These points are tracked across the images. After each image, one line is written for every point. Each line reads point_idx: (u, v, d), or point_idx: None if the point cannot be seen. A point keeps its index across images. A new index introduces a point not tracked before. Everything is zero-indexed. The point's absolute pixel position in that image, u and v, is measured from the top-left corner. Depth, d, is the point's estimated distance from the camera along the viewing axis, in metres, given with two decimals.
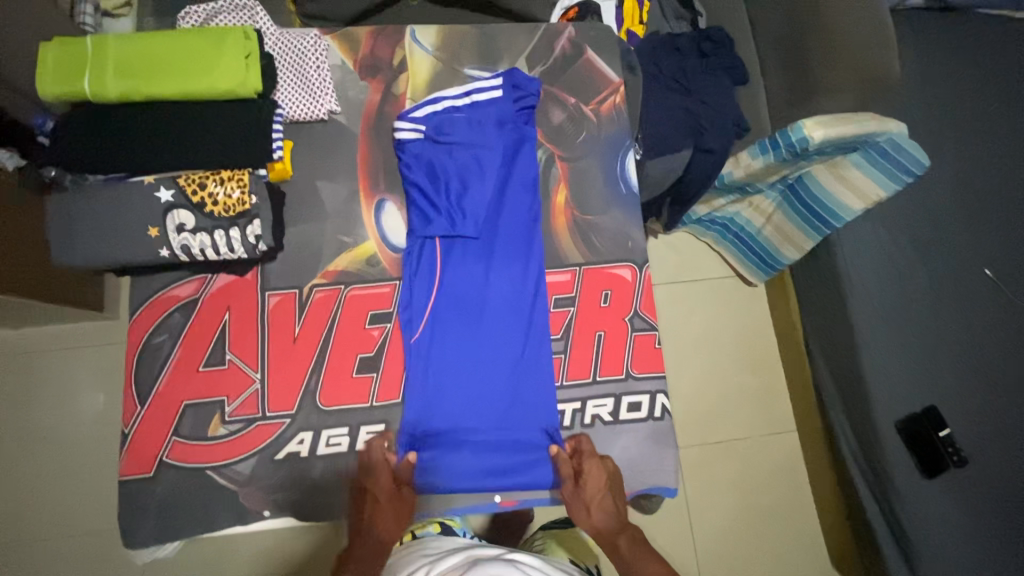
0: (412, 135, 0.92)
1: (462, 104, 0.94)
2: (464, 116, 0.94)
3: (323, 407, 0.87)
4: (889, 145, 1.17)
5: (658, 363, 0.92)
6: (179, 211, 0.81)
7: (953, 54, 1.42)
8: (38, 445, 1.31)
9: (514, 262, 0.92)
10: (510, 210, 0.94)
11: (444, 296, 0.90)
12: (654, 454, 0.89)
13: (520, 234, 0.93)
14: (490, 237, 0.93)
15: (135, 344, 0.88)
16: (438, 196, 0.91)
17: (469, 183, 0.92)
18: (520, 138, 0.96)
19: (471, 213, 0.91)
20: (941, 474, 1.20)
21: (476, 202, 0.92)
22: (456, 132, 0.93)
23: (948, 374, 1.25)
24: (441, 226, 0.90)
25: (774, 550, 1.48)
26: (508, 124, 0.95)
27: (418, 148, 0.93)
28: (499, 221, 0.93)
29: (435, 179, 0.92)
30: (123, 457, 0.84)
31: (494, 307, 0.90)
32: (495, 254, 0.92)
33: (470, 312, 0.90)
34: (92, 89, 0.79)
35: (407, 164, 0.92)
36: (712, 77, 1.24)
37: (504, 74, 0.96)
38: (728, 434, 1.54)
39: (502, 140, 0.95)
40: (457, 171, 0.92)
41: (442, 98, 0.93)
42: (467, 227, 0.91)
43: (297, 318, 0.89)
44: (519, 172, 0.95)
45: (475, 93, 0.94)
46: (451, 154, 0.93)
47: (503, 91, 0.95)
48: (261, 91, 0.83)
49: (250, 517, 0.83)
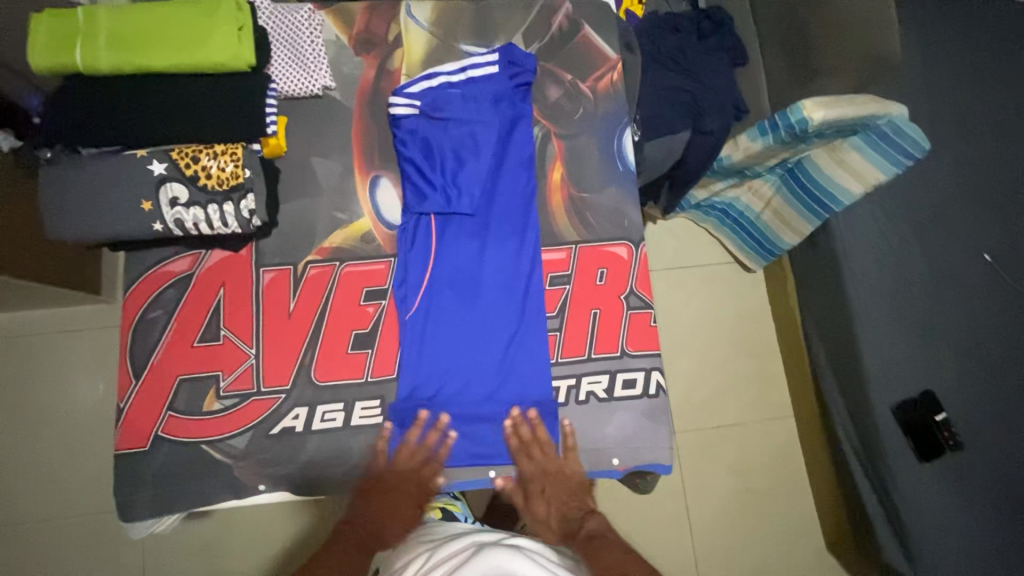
0: (407, 110, 0.92)
1: (457, 80, 0.94)
2: (459, 92, 0.94)
3: (318, 382, 0.87)
4: (889, 128, 1.14)
5: (653, 340, 0.91)
6: (172, 184, 0.81)
7: (957, 35, 1.41)
8: (38, 425, 1.31)
9: (509, 238, 0.92)
10: (505, 187, 0.94)
11: (439, 272, 0.90)
12: (649, 432, 0.89)
13: (515, 211, 0.93)
14: (485, 214, 0.92)
15: (130, 319, 0.88)
16: (433, 172, 0.91)
17: (464, 159, 0.92)
18: (516, 115, 0.95)
19: (466, 189, 0.91)
20: (937, 459, 1.20)
21: (471, 177, 0.92)
22: (451, 108, 0.93)
23: (946, 357, 1.25)
24: (436, 202, 0.90)
25: (769, 533, 1.49)
26: (504, 101, 0.95)
27: (413, 124, 0.92)
28: (495, 198, 0.93)
29: (430, 156, 0.92)
30: (119, 432, 0.84)
31: (489, 284, 0.90)
32: (491, 230, 0.92)
33: (465, 288, 0.90)
34: (84, 62, 0.78)
35: (402, 140, 0.92)
36: (712, 57, 1.23)
37: (501, 50, 0.95)
38: (724, 417, 1.55)
39: (498, 117, 0.94)
40: (453, 148, 0.92)
41: (438, 74, 0.93)
42: (462, 204, 0.91)
43: (292, 294, 0.89)
44: (515, 149, 0.95)
45: (470, 69, 0.94)
46: (446, 130, 0.93)
47: (499, 67, 0.95)
48: (254, 64, 0.82)
49: (245, 491, 0.84)
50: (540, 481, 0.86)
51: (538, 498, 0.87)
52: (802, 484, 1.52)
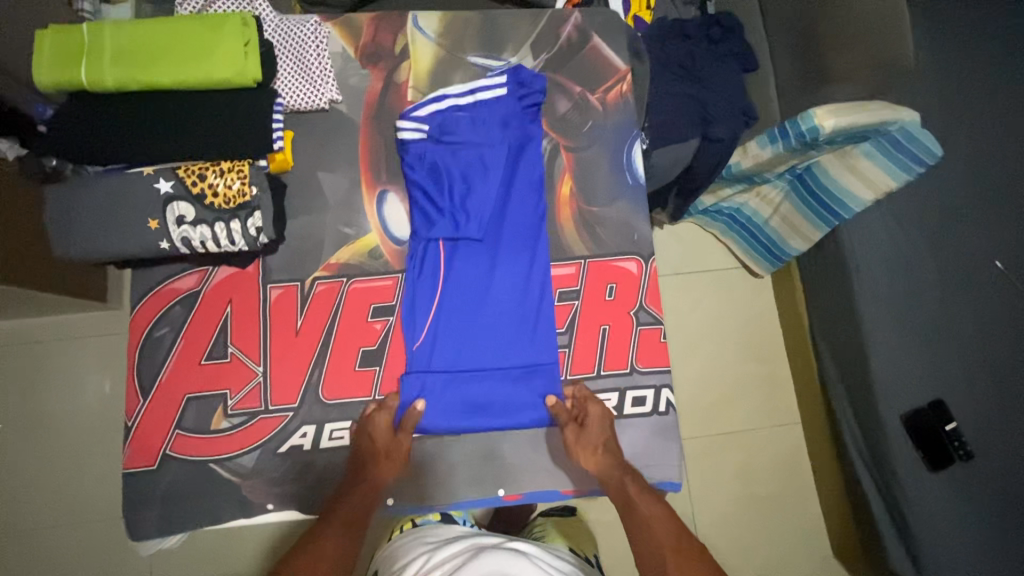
0: (415, 135, 0.91)
1: (465, 102, 0.92)
2: (467, 115, 0.92)
3: (326, 400, 0.87)
4: (901, 134, 1.15)
5: (663, 357, 0.91)
6: (179, 203, 0.80)
7: (969, 38, 1.38)
8: (45, 433, 1.31)
9: (518, 261, 0.91)
10: (514, 211, 0.92)
11: (450, 297, 0.89)
12: (658, 449, 0.89)
13: (525, 232, 0.92)
14: (496, 237, 0.91)
15: (137, 336, 0.88)
16: (442, 197, 0.91)
17: (473, 184, 0.91)
18: (525, 136, 0.94)
19: (475, 214, 0.90)
20: (945, 468, 1.19)
21: (480, 201, 0.91)
22: (459, 132, 0.92)
23: (957, 367, 1.24)
24: (444, 228, 0.90)
25: (775, 540, 1.48)
26: (513, 122, 0.93)
27: (421, 148, 0.91)
28: (505, 221, 0.92)
29: (438, 180, 0.91)
30: (127, 450, 0.84)
31: (498, 308, 0.89)
32: (501, 254, 0.91)
33: (475, 312, 0.89)
34: (89, 78, 0.77)
35: (410, 164, 0.91)
36: (721, 64, 1.22)
37: (509, 71, 0.93)
38: (733, 425, 1.54)
39: (507, 140, 0.93)
40: (461, 172, 0.92)
41: (445, 96, 0.91)
42: (471, 229, 0.90)
43: (300, 311, 0.89)
44: (524, 171, 0.93)
45: (479, 91, 0.92)
46: (454, 154, 0.92)
47: (508, 89, 0.93)
48: (261, 80, 0.81)
49: (253, 509, 0.83)
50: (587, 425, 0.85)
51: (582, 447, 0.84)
52: (808, 490, 1.52)
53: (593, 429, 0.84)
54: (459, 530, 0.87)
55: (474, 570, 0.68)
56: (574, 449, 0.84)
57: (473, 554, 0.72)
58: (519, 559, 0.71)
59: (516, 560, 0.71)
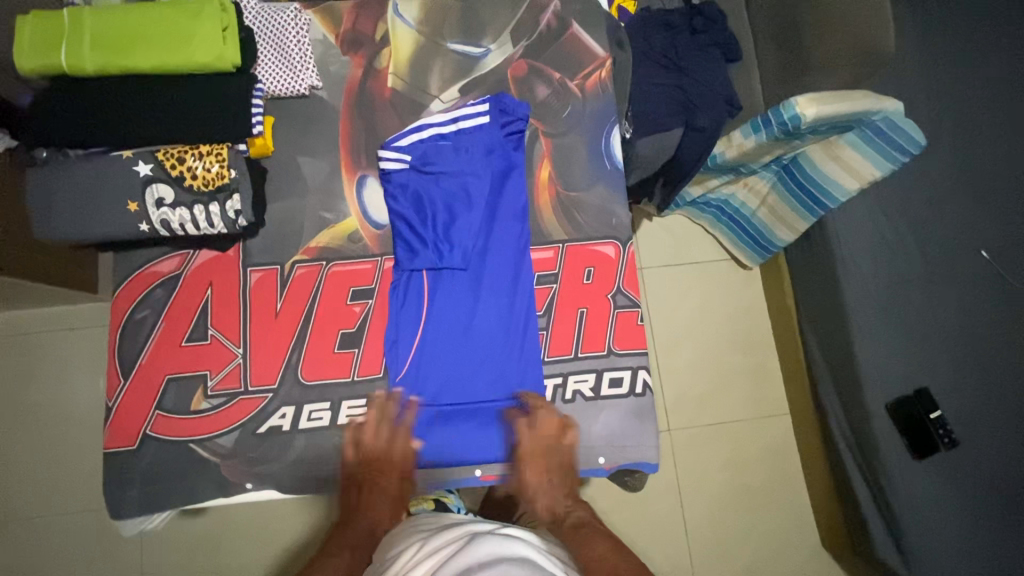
0: (397, 165, 0.92)
1: (448, 131, 0.93)
2: (450, 144, 0.93)
3: (305, 381, 0.88)
4: (885, 123, 1.16)
5: (641, 339, 0.92)
6: (158, 185, 0.82)
7: (955, 29, 1.39)
8: (37, 421, 1.33)
9: (504, 289, 0.90)
10: (498, 241, 0.91)
11: (434, 326, 0.88)
12: (634, 430, 0.90)
13: (509, 260, 0.91)
14: (481, 267, 0.91)
15: (119, 318, 0.89)
16: (425, 228, 0.90)
17: (456, 214, 0.91)
18: (508, 165, 0.94)
19: (459, 244, 0.90)
20: (931, 456, 1.20)
21: (464, 231, 0.90)
22: (442, 161, 0.92)
23: (941, 356, 1.23)
24: (428, 258, 0.89)
25: (762, 529, 1.49)
26: (496, 150, 0.93)
27: (404, 177, 0.92)
28: (488, 251, 0.91)
29: (421, 211, 0.91)
30: (107, 430, 0.85)
31: (480, 338, 0.89)
32: (485, 283, 0.90)
33: (459, 340, 0.89)
34: (69, 62, 0.79)
35: (393, 194, 0.92)
36: (704, 54, 1.22)
37: (492, 99, 0.94)
38: (720, 415, 1.54)
39: (490, 168, 0.93)
40: (444, 202, 0.91)
41: (427, 126, 0.92)
42: (455, 258, 0.90)
43: (279, 293, 0.90)
44: (508, 201, 0.93)
45: (462, 119, 0.93)
46: (437, 183, 0.92)
47: (491, 116, 0.93)
48: (239, 65, 0.82)
49: (232, 489, 0.84)
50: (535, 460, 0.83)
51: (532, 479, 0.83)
52: (796, 480, 1.52)
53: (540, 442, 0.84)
54: (453, 517, 0.86)
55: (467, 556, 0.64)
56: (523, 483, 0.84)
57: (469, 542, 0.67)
58: (513, 541, 0.67)
59: (511, 542, 0.67)
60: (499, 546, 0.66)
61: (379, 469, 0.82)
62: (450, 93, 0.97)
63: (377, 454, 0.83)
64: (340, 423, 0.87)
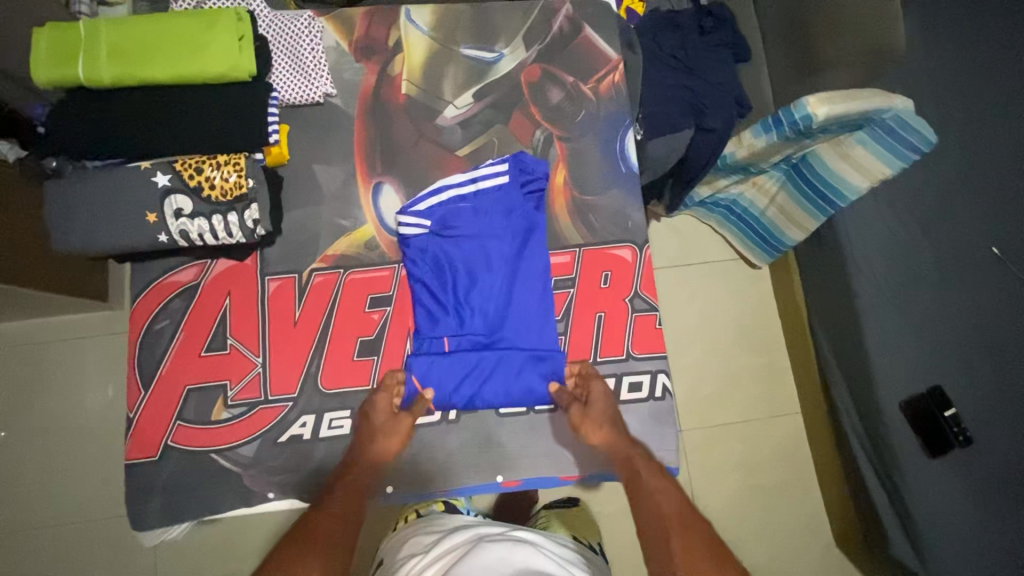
0: (417, 230, 0.89)
1: (467, 192, 0.89)
2: (470, 206, 0.89)
3: (324, 390, 0.88)
4: (895, 122, 1.14)
5: (659, 342, 0.92)
6: (176, 196, 0.81)
7: (963, 23, 1.38)
8: (48, 431, 1.33)
9: (525, 350, 0.87)
10: (519, 304, 0.88)
11: (440, 391, 0.85)
12: (654, 434, 0.90)
13: (533, 322, 0.88)
14: (503, 334, 0.87)
15: (138, 329, 0.89)
16: (445, 293, 0.88)
17: (477, 276, 0.87)
18: (531, 226, 0.91)
19: (479, 309, 0.87)
20: (946, 454, 1.18)
21: (484, 295, 0.87)
22: (462, 224, 0.89)
23: (955, 354, 1.22)
24: (448, 326, 0.87)
25: (775, 530, 1.48)
26: (516, 210, 0.90)
27: (423, 242, 0.89)
28: (509, 314, 0.87)
29: (442, 277, 0.88)
30: (129, 442, 0.85)
31: (501, 400, 0.86)
32: (507, 348, 0.86)
33: (478, 403, 0.86)
34: (85, 74, 0.79)
35: (413, 260, 0.89)
36: (715, 54, 1.21)
37: (511, 157, 0.90)
38: (733, 416, 1.54)
39: (511, 229, 0.89)
40: (465, 265, 0.88)
41: (447, 187, 0.89)
42: (476, 324, 0.87)
43: (297, 302, 0.90)
44: (528, 263, 0.89)
45: (481, 179, 0.89)
46: (457, 247, 0.88)
47: (510, 175, 0.90)
48: (255, 74, 0.82)
49: (254, 498, 0.84)
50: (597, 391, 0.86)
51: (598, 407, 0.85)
52: (809, 479, 1.52)
53: (598, 403, 0.86)
54: (464, 520, 0.87)
55: (472, 564, 0.68)
56: (582, 425, 0.85)
57: (472, 548, 0.72)
58: (524, 547, 0.71)
59: (519, 550, 0.70)
60: (508, 553, 0.70)
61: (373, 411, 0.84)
62: (463, 99, 0.97)
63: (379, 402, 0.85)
64: None
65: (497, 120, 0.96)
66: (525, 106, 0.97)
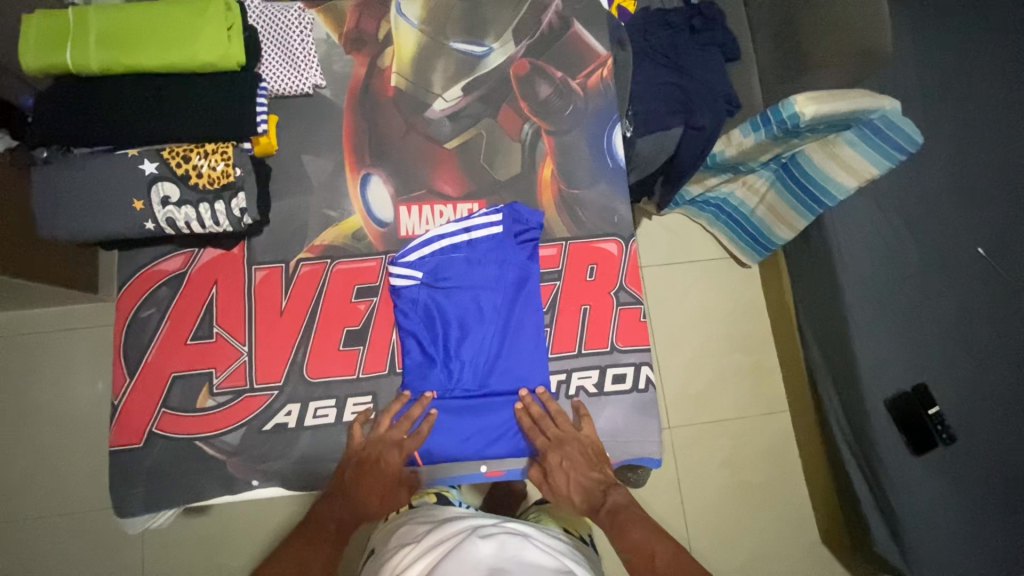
0: (408, 281, 0.89)
1: (461, 242, 0.90)
2: (463, 256, 0.90)
3: (310, 378, 0.88)
4: (881, 123, 1.15)
5: (643, 335, 0.92)
6: (163, 183, 0.82)
7: (949, 24, 1.39)
8: (37, 420, 1.32)
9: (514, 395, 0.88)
10: (508, 354, 0.89)
11: (432, 444, 0.87)
12: (638, 425, 0.90)
13: (526, 373, 0.89)
14: (494, 386, 0.88)
15: (124, 315, 0.89)
16: (434, 345, 0.88)
17: (468, 328, 0.89)
18: (523, 275, 0.91)
19: (469, 361, 0.88)
20: (929, 452, 1.19)
21: (474, 347, 0.88)
22: (454, 274, 0.90)
23: (938, 351, 1.24)
24: (438, 380, 0.87)
25: (762, 525, 1.49)
26: (509, 260, 0.91)
27: (414, 293, 0.89)
28: (500, 365, 0.88)
29: (432, 328, 0.89)
30: (113, 428, 0.85)
31: (494, 453, 0.88)
32: (497, 395, 0.88)
33: (468, 451, 0.88)
34: (75, 61, 0.79)
35: (404, 310, 0.89)
36: (702, 53, 1.22)
37: (505, 207, 0.91)
38: (721, 413, 1.55)
39: (502, 281, 0.90)
40: (457, 317, 0.89)
41: (441, 237, 0.90)
42: (466, 377, 0.88)
43: (284, 292, 0.90)
44: (520, 314, 0.90)
45: (474, 229, 0.91)
46: (449, 298, 0.89)
47: (503, 226, 0.90)
48: (244, 63, 0.83)
49: (238, 485, 0.85)
50: (559, 453, 0.85)
51: (557, 471, 0.87)
52: (796, 475, 1.53)
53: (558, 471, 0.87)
54: (457, 512, 0.88)
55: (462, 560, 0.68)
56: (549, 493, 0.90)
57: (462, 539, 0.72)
58: (519, 540, 0.72)
59: (512, 542, 0.71)
60: (500, 546, 0.70)
61: (378, 456, 0.84)
62: (453, 92, 0.97)
63: (384, 441, 0.84)
64: (346, 421, 0.87)
65: (486, 115, 0.97)
66: (513, 100, 0.98)
